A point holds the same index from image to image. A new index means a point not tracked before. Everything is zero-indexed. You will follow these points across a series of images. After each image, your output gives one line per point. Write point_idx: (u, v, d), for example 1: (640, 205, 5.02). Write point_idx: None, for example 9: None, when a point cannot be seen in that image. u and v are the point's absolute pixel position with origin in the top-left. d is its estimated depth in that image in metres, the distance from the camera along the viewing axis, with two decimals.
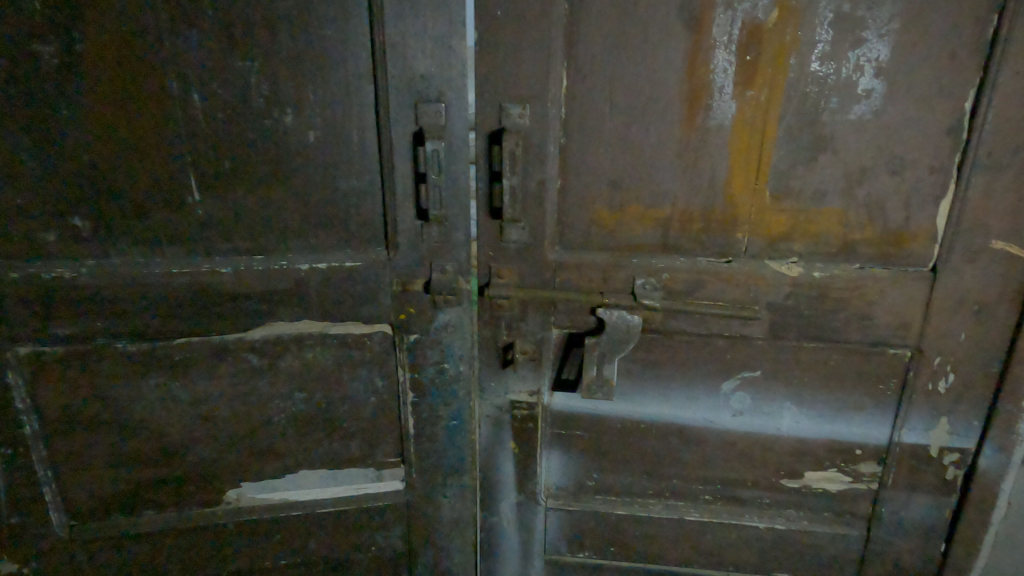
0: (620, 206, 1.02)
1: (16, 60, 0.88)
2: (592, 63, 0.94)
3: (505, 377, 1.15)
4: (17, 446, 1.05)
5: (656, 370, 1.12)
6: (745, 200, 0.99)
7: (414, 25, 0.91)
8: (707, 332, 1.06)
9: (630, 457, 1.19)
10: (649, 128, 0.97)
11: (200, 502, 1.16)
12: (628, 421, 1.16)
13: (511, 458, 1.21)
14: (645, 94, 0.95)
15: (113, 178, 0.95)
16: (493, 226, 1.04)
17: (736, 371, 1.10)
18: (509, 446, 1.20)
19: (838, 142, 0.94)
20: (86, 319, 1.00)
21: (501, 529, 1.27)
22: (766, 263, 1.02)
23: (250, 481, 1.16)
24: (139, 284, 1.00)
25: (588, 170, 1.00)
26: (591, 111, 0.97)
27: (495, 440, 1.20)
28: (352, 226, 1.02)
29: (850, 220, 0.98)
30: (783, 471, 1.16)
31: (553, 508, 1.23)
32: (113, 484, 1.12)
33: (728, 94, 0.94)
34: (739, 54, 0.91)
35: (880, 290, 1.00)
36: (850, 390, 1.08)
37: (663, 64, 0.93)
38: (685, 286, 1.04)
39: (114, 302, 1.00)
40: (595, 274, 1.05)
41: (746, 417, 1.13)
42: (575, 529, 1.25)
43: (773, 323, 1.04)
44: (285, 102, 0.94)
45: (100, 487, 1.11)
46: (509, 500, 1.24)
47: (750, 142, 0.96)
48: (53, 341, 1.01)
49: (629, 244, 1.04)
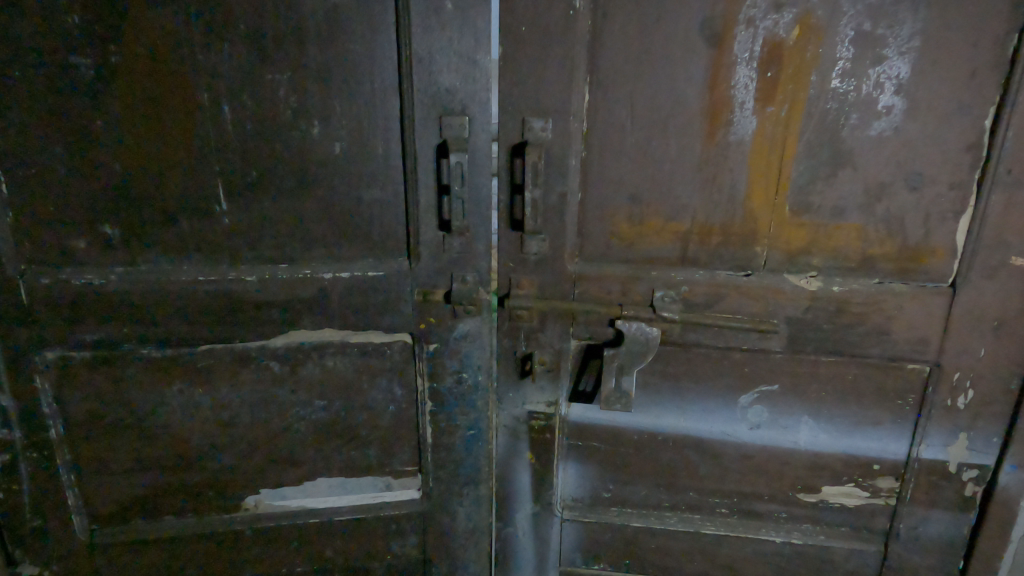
0: (640, 219, 1.03)
1: (54, 71, 0.90)
2: (614, 78, 0.96)
3: (523, 388, 1.15)
4: (41, 449, 1.07)
5: (674, 382, 1.12)
6: (764, 215, 1.00)
7: (440, 40, 0.93)
8: (725, 345, 1.07)
9: (646, 469, 1.19)
10: (670, 143, 0.98)
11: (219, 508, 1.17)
12: (644, 433, 1.16)
13: (527, 468, 1.21)
14: (665, 109, 0.96)
15: (142, 187, 0.97)
16: (514, 238, 1.05)
17: (754, 386, 1.10)
18: (526, 456, 1.20)
19: (857, 158, 0.95)
20: (111, 325, 1.02)
21: (517, 540, 1.27)
22: (785, 277, 1.02)
23: (268, 489, 1.17)
24: (165, 290, 1.01)
25: (609, 184, 1.02)
26: (613, 124, 0.98)
27: (511, 450, 1.20)
28: (375, 237, 1.04)
29: (869, 235, 0.98)
30: (800, 485, 1.16)
31: (569, 519, 1.23)
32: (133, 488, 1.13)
33: (749, 110, 0.95)
34: (760, 70, 0.92)
35: (899, 305, 1.00)
36: (868, 405, 1.08)
37: (685, 80, 0.94)
38: (704, 299, 1.05)
39: (139, 309, 1.02)
40: (614, 287, 1.06)
41: (764, 430, 1.13)
42: (590, 541, 1.25)
43: (791, 337, 1.05)
44: (313, 114, 0.96)
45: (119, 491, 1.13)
46: (525, 510, 1.24)
47: (771, 157, 0.97)
48: (79, 346, 1.03)
49: (648, 257, 1.05)
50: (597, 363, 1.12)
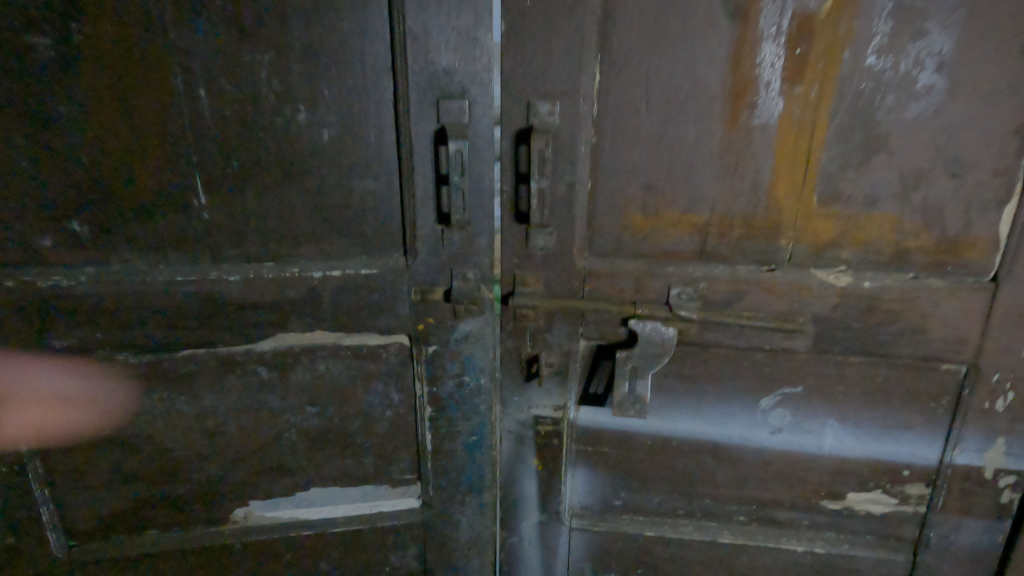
0: (654, 210, 0.95)
1: (9, 53, 0.82)
2: (627, 56, 0.87)
3: (528, 391, 1.08)
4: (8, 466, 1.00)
5: (690, 385, 1.05)
6: (791, 205, 0.92)
7: (436, 16, 0.84)
8: (746, 345, 1.00)
9: (659, 475, 1.12)
10: (688, 128, 0.90)
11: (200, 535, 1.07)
12: (658, 437, 1.09)
13: (534, 475, 1.14)
14: (683, 90, 0.88)
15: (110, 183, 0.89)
16: (519, 232, 0.97)
17: (776, 388, 1.03)
18: (532, 463, 1.13)
19: (893, 143, 0.87)
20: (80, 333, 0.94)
21: (523, 549, 1.20)
22: (812, 272, 0.94)
23: (259, 499, 1.10)
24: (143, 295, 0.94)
25: (621, 172, 0.94)
26: (626, 107, 0.90)
27: (517, 456, 1.13)
28: (369, 232, 0.96)
29: (904, 226, 0.91)
30: (824, 492, 1.09)
31: (577, 528, 1.17)
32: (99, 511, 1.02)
33: (775, 91, 0.87)
34: (788, 47, 0.84)
35: (935, 302, 0.92)
36: (898, 407, 1.01)
37: (705, 58, 0.86)
38: (723, 297, 0.97)
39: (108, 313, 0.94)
40: (626, 284, 0.98)
41: (786, 435, 1.06)
42: (599, 551, 1.19)
43: (816, 337, 0.97)
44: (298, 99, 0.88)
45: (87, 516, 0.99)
46: (532, 519, 1.17)
47: (798, 142, 0.89)
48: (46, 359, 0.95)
49: (664, 251, 0.97)
50: (608, 365, 1.05)
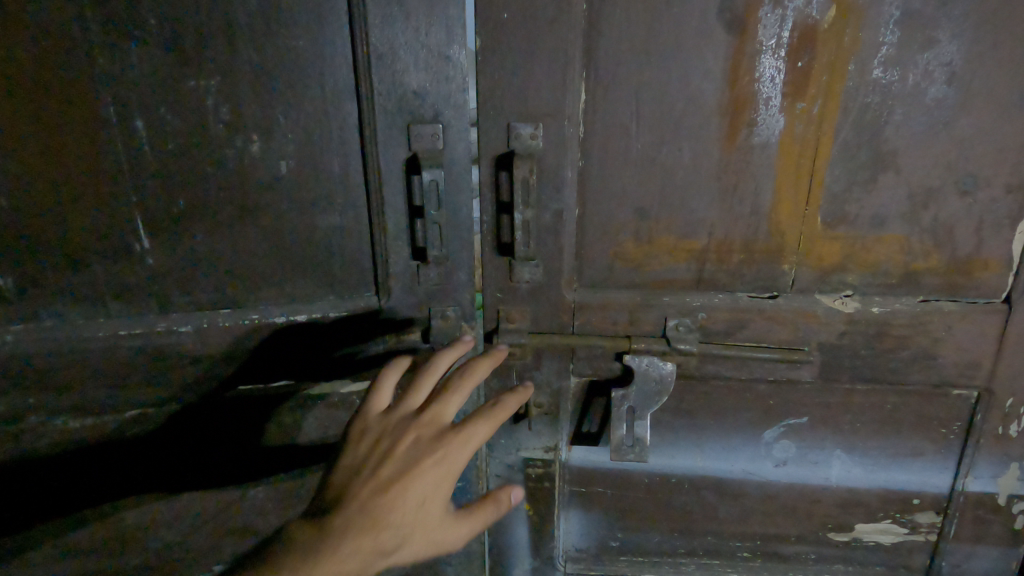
0: (648, 237, 0.88)
1: None
2: (616, 72, 0.80)
3: (517, 433, 1.00)
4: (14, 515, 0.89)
5: (689, 419, 0.98)
6: (794, 227, 0.86)
7: (404, 32, 0.76)
8: (749, 377, 0.93)
9: (658, 514, 1.06)
10: (683, 148, 0.83)
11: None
12: (656, 475, 1.03)
13: (525, 520, 1.06)
14: (677, 108, 0.81)
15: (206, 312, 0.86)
16: (503, 265, 0.89)
17: (781, 419, 0.97)
18: (523, 507, 1.05)
19: (901, 160, 0.81)
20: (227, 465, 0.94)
21: None
22: (817, 298, 0.88)
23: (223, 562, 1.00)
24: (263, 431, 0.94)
25: (611, 197, 0.86)
26: (616, 128, 0.82)
27: None
28: (336, 270, 0.87)
29: (913, 247, 0.85)
30: (831, 524, 1.04)
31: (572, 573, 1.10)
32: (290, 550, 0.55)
33: (776, 107, 0.80)
34: (789, 60, 0.78)
35: (947, 326, 0.87)
36: (907, 434, 0.96)
37: (700, 73, 0.79)
38: (724, 326, 0.90)
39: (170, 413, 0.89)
40: (620, 316, 0.91)
41: (791, 467, 1.00)
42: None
43: (823, 366, 0.91)
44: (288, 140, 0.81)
45: (352, 539, 0.55)
46: (523, 565, 1.10)
47: (801, 161, 0.82)
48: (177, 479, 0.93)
49: (658, 280, 0.90)
50: (603, 400, 0.98)
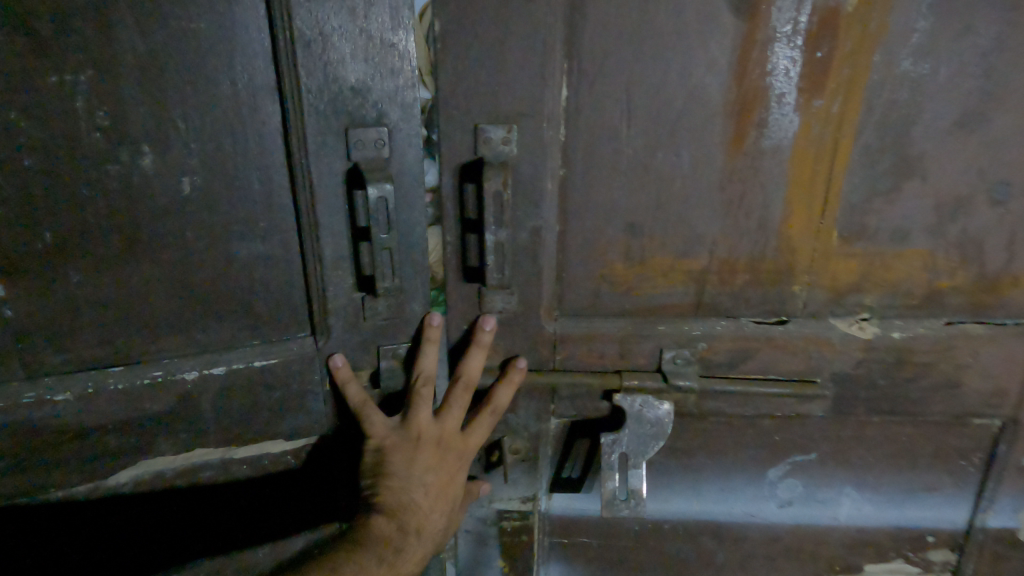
0: (641, 256, 0.75)
1: None
2: (603, 64, 0.67)
3: (489, 484, 0.86)
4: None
5: (687, 461, 0.86)
6: (806, 243, 0.74)
7: (334, 13, 0.60)
8: (754, 413, 0.82)
9: (650, 563, 0.95)
10: (681, 154, 0.70)
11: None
12: (648, 522, 0.91)
13: None
14: (677, 107, 0.68)
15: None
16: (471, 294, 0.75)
17: (787, 456, 0.86)
18: (498, 565, 0.92)
19: (929, 166, 0.70)
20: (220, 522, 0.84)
21: None
22: (831, 322, 0.77)
23: None
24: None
25: (598, 211, 0.73)
26: (603, 130, 0.69)
27: (478, 560, 0.91)
28: (263, 309, 0.71)
29: (937, 264, 0.75)
30: (837, 566, 0.94)
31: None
32: (387, 545, 0.66)
33: (790, 104, 0.68)
34: (807, 50, 0.66)
35: (973, 352, 0.77)
36: (923, 468, 0.86)
37: (703, 65, 0.67)
38: (727, 357, 0.78)
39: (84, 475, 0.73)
40: (608, 349, 0.78)
41: (796, 507, 0.90)
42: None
43: (836, 398, 0.80)
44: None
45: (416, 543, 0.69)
46: None
47: (816, 168, 0.71)
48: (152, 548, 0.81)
49: (652, 306, 0.78)
50: (587, 444, 0.85)
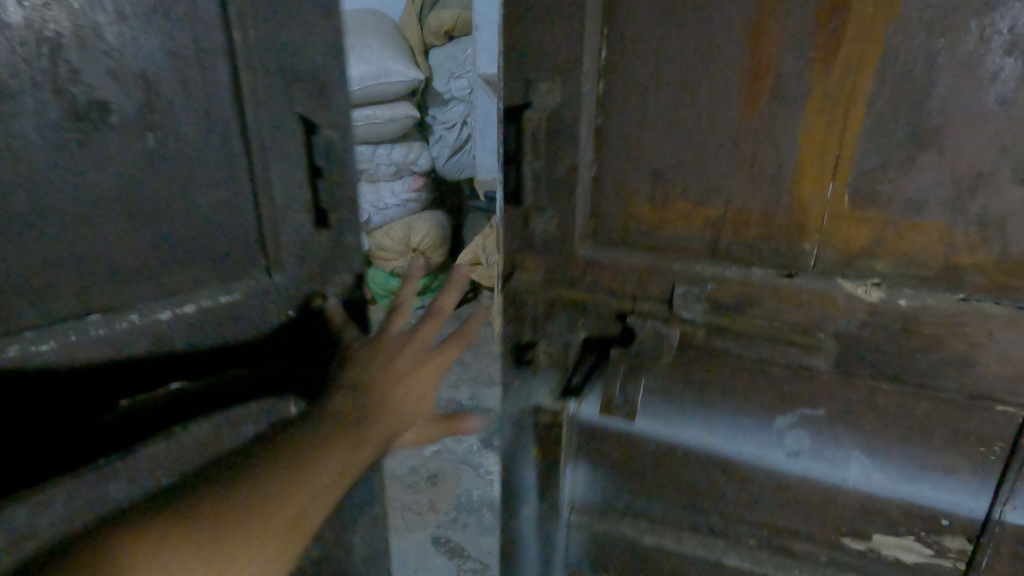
0: (662, 201, 0.87)
1: None
2: (637, 33, 0.81)
3: (528, 378, 1.07)
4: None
5: (700, 391, 0.97)
6: (816, 204, 0.80)
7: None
8: (759, 357, 0.90)
9: (664, 483, 1.06)
10: (699, 113, 0.81)
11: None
12: (662, 444, 1.03)
13: (535, 462, 1.12)
14: (699, 71, 0.79)
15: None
16: (520, 217, 0.96)
17: (795, 406, 0.93)
18: (533, 450, 1.11)
19: (947, 138, 0.71)
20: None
21: (523, 535, 1.19)
22: (839, 283, 0.82)
23: None
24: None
25: (628, 157, 0.87)
26: (633, 87, 0.83)
27: (518, 442, 1.12)
28: None
29: (956, 239, 0.75)
30: (844, 529, 0.97)
31: (576, 524, 1.15)
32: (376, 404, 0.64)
33: (803, 73, 0.75)
34: (819, 23, 0.72)
35: (989, 331, 0.77)
36: (939, 447, 0.87)
37: (721, 35, 0.77)
38: (734, 300, 0.88)
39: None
40: (629, 278, 0.92)
41: (804, 460, 0.95)
42: (595, 551, 1.15)
43: (840, 355, 0.85)
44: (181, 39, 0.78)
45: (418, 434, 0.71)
46: (531, 504, 1.16)
47: (828, 135, 0.77)
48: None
49: (671, 246, 0.89)
50: (592, 364, 1.00)
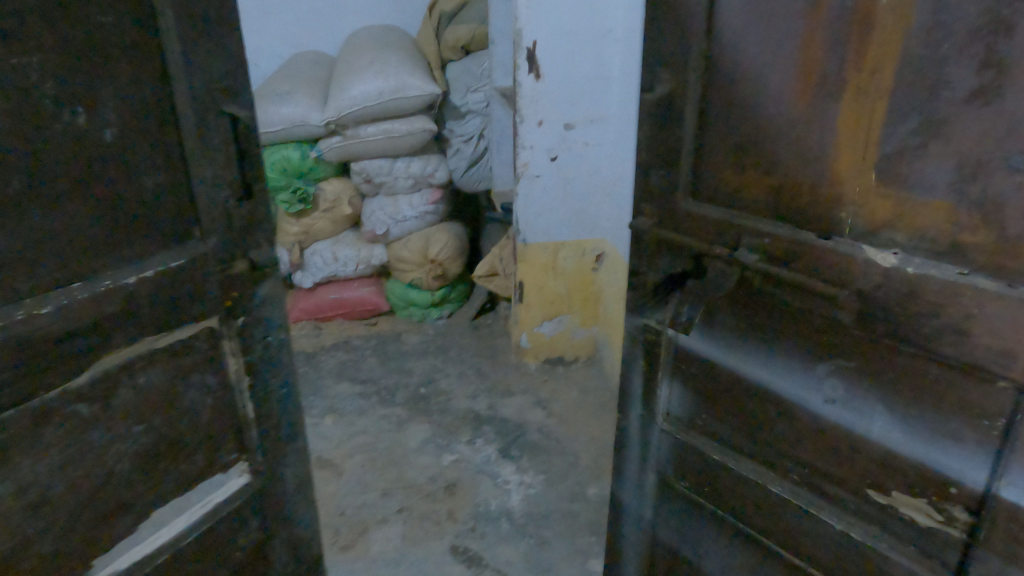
0: (744, 168, 1.10)
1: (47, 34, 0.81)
2: (729, 38, 1.06)
3: (640, 303, 1.37)
4: (124, 491, 1.03)
5: (760, 329, 1.14)
6: (851, 180, 0.96)
7: None
8: (801, 306, 1.05)
9: (732, 410, 1.24)
10: (767, 99, 1.03)
11: (216, 461, 1.18)
12: (731, 373, 1.22)
13: (641, 373, 1.41)
14: (772, 67, 1.01)
15: (99, 220, 0.91)
16: (642, 172, 1.27)
17: (831, 356, 1.05)
18: (641, 363, 1.40)
19: (951, 129, 0.84)
20: (241, 327, 1.16)
21: (630, 433, 1.48)
22: (863, 248, 0.96)
23: (170, 504, 1.11)
24: (234, 298, 1.14)
25: (721, 130, 1.12)
26: (724, 78, 1.08)
27: (630, 357, 1.42)
28: None
29: (961, 219, 0.86)
30: (869, 479, 1.05)
31: (666, 430, 1.39)
32: None
33: (841, 72, 0.93)
34: (854, 33, 0.91)
35: (979, 305, 0.85)
36: (947, 413, 0.93)
37: (784, 41, 0.98)
38: (784, 255, 1.05)
39: (85, 340, 0.90)
40: (710, 229, 1.16)
41: (838, 408, 1.06)
42: (680, 457, 1.38)
43: (861, 311, 0.98)
44: (149, 48, 0.94)
45: None
46: (636, 410, 1.45)
47: (859, 124, 0.93)
48: (212, 371, 1.13)
49: (746, 206, 1.12)
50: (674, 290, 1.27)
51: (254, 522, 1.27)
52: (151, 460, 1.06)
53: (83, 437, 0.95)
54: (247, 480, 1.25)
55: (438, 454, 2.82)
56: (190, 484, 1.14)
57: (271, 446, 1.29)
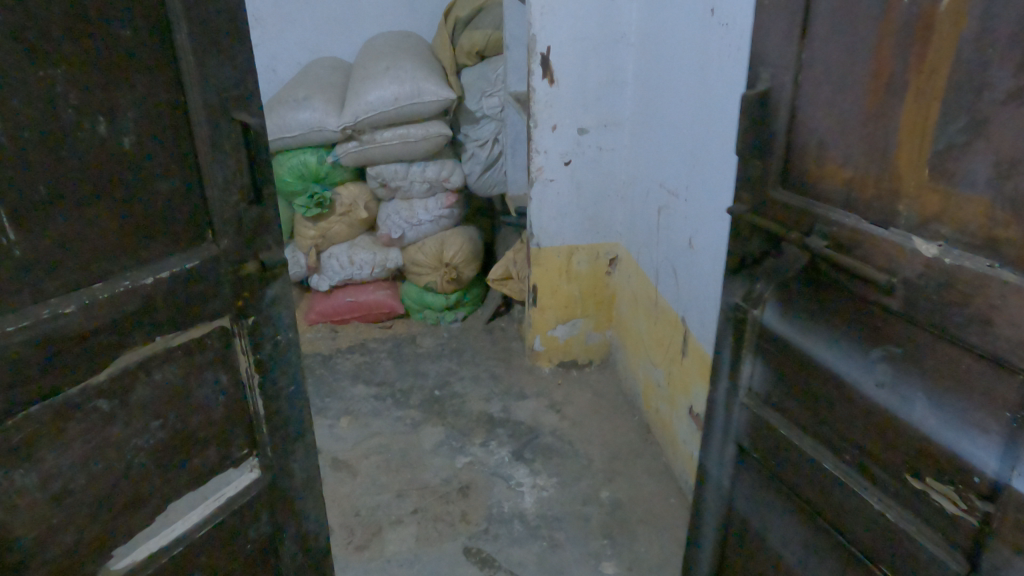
0: (822, 161, 1.14)
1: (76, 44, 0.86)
2: (816, 37, 1.10)
3: (732, 282, 1.42)
4: (146, 480, 1.07)
5: (825, 310, 1.17)
6: (908, 176, 0.98)
7: None
8: (859, 292, 1.08)
9: (801, 391, 1.26)
10: (847, 94, 1.06)
11: (227, 454, 1.22)
12: (801, 355, 1.24)
13: (728, 349, 1.46)
14: (851, 64, 1.04)
15: (121, 219, 0.96)
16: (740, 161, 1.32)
17: (884, 342, 1.06)
18: (728, 339, 1.45)
19: (994, 127, 0.85)
20: (250, 326, 1.19)
21: (718, 407, 1.53)
22: (913, 238, 0.98)
23: (185, 498, 1.14)
24: (245, 298, 1.16)
25: (805, 123, 1.16)
26: (812, 75, 1.12)
27: (721, 333, 1.48)
28: None
29: (996, 215, 0.87)
30: (907, 465, 1.05)
31: (745, 404, 1.43)
32: None
33: (904, 72, 0.96)
34: (916, 34, 0.94)
35: (1003, 296, 0.86)
36: (976, 403, 0.93)
37: (860, 43, 1.02)
38: (847, 242, 1.08)
39: (102, 337, 0.94)
40: (792, 216, 1.20)
41: (886, 393, 1.07)
42: (755, 432, 1.41)
43: (907, 298, 0.99)
44: (165, 59, 0.97)
45: None
46: (723, 383, 1.50)
47: (917, 123, 0.96)
48: (223, 370, 1.17)
49: (824, 197, 1.14)
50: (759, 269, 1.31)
51: (264, 514, 1.30)
52: (168, 452, 1.10)
53: (104, 429, 0.99)
54: (257, 475, 1.28)
55: (452, 456, 2.85)
56: (204, 477, 1.18)
57: (277, 441, 1.31)
